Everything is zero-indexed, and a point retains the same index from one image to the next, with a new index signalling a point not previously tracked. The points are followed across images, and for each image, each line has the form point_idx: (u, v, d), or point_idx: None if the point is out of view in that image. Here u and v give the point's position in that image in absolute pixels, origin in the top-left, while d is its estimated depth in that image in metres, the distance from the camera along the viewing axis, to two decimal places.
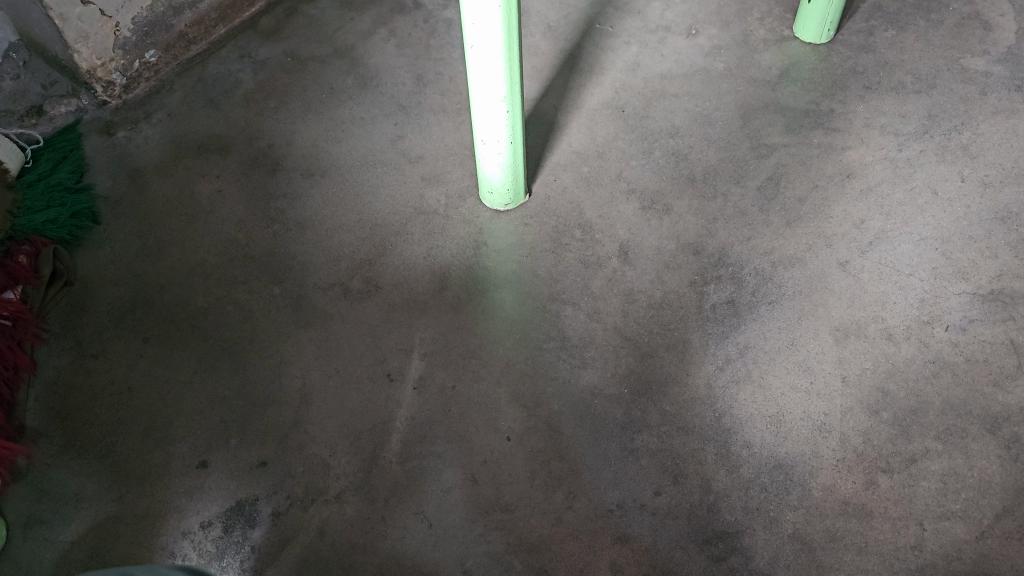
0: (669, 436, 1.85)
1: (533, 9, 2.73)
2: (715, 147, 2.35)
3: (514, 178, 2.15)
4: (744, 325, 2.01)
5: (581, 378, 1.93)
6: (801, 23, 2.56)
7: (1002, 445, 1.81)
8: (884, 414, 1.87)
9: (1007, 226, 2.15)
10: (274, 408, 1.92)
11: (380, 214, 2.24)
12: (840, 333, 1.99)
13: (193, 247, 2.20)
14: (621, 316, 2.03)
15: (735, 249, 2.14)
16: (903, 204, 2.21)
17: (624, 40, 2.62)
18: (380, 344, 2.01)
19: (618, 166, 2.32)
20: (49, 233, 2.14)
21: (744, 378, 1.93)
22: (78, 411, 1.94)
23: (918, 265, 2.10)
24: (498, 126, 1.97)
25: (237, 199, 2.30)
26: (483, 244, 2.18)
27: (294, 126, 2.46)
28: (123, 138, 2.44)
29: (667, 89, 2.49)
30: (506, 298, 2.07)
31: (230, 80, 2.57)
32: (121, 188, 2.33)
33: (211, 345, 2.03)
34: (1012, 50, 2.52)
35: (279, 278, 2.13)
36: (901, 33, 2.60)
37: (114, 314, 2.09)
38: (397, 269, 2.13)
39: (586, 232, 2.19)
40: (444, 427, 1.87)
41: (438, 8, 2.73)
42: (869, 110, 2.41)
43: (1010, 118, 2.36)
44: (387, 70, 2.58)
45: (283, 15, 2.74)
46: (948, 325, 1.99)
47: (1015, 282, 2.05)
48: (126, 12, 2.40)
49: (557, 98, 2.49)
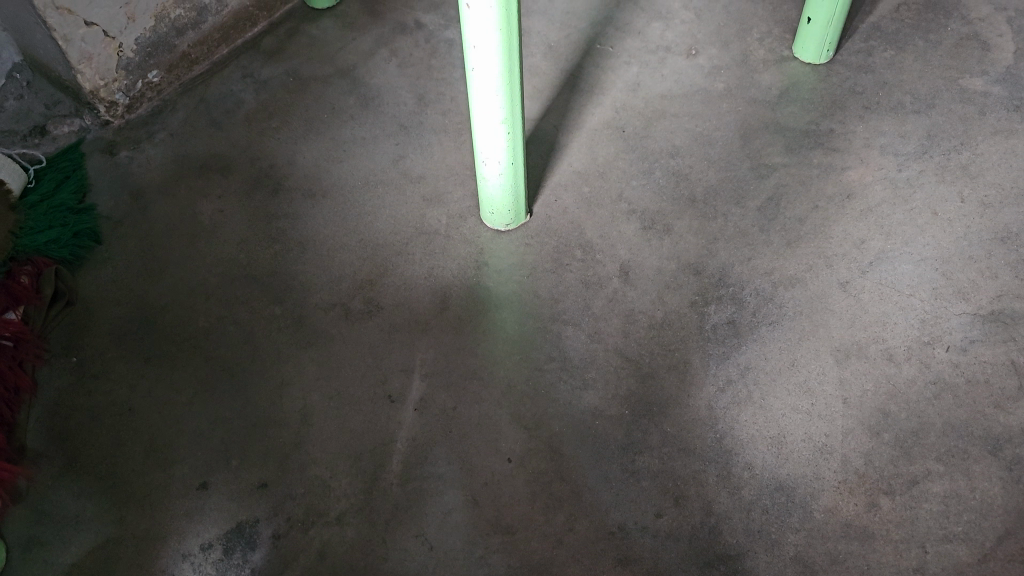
0: (669, 458, 1.85)
1: (534, 29, 2.74)
2: (715, 167, 2.36)
3: (515, 198, 2.16)
4: (745, 346, 2.01)
5: (582, 399, 1.93)
6: (800, 43, 2.57)
7: (1003, 467, 1.81)
8: (885, 436, 1.87)
9: (1006, 246, 2.15)
10: (275, 429, 1.92)
11: (381, 235, 2.25)
12: (840, 354, 1.99)
13: (194, 267, 2.21)
14: (622, 337, 2.03)
15: (735, 270, 2.14)
16: (902, 224, 2.22)
17: (625, 60, 2.63)
18: (380, 364, 2.01)
19: (618, 186, 2.33)
20: (51, 253, 2.15)
21: (745, 400, 1.93)
22: (79, 432, 1.93)
23: (918, 286, 2.10)
24: (498, 147, 1.98)
25: (239, 219, 2.30)
26: (483, 264, 2.18)
27: (295, 146, 2.47)
28: (125, 158, 2.45)
29: (667, 109, 2.50)
30: (507, 319, 2.07)
31: (232, 100, 2.59)
32: (123, 207, 2.34)
33: (211, 366, 2.03)
34: (1011, 70, 2.53)
35: (280, 298, 2.13)
36: (900, 53, 2.61)
37: (115, 335, 2.09)
38: (397, 289, 2.14)
39: (587, 253, 2.19)
40: (444, 449, 1.87)
41: (439, 29, 2.75)
42: (868, 130, 2.42)
43: (1009, 138, 2.37)
44: (389, 90, 2.59)
45: (285, 35, 2.76)
46: (948, 346, 1.99)
47: (1016, 303, 2.05)
48: (130, 33, 2.41)
49: (557, 118, 2.50)
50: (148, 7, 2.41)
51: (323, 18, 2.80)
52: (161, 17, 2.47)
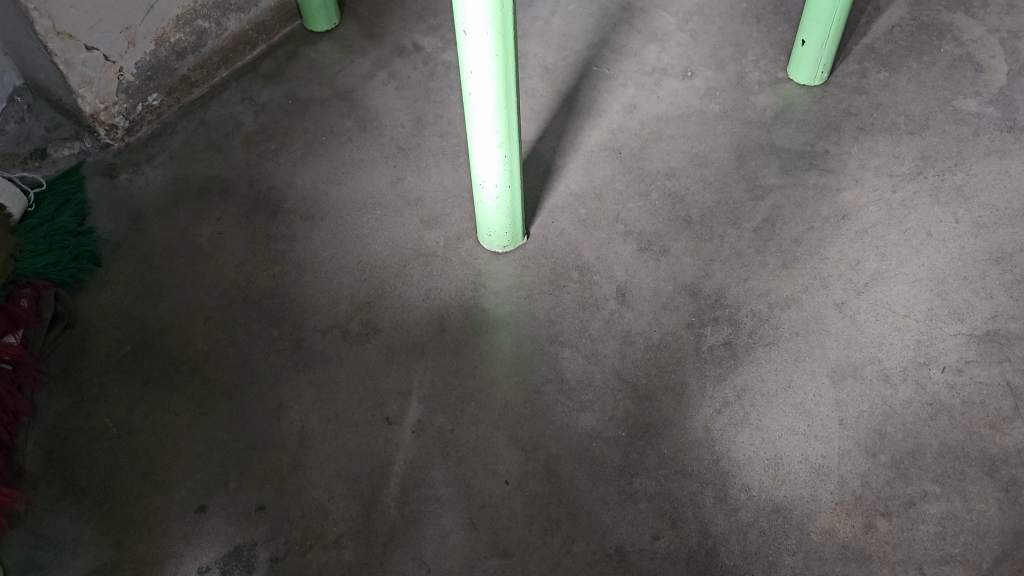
0: (667, 479, 1.85)
1: (530, 51, 2.77)
2: (711, 189, 2.37)
3: (513, 220, 2.17)
4: (741, 368, 2.02)
5: (580, 421, 1.94)
6: (795, 65, 2.60)
7: (1000, 488, 1.81)
8: (882, 457, 1.87)
9: (1001, 267, 2.17)
10: (273, 451, 1.92)
11: (379, 257, 2.26)
12: (837, 375, 2.00)
13: (193, 289, 2.22)
14: (619, 358, 2.04)
15: (731, 291, 2.16)
16: (897, 245, 2.23)
17: (621, 82, 2.65)
18: (378, 386, 2.01)
19: (615, 208, 2.34)
20: (51, 276, 2.16)
21: (742, 421, 1.93)
22: (78, 455, 1.94)
23: (914, 306, 2.11)
24: (494, 170, 2.00)
25: (238, 241, 2.32)
26: (481, 286, 2.19)
27: (294, 168, 2.48)
28: (125, 181, 2.47)
29: (663, 130, 2.52)
30: (505, 340, 2.08)
31: (231, 123, 2.61)
32: (122, 230, 2.35)
33: (210, 388, 2.03)
34: (1004, 91, 2.56)
35: (279, 320, 2.14)
36: (894, 74, 2.63)
37: (114, 357, 2.10)
38: (396, 311, 2.15)
39: (584, 274, 2.20)
40: (442, 471, 1.87)
41: (437, 51, 2.77)
42: (863, 151, 2.44)
43: (1002, 159, 2.39)
44: (387, 113, 2.61)
45: (284, 58, 2.78)
46: (944, 366, 2.00)
47: (1011, 323, 2.06)
48: (130, 58, 2.44)
49: (554, 140, 2.52)
50: (148, 32, 2.44)
51: (322, 41, 2.83)
52: (161, 41, 2.49)
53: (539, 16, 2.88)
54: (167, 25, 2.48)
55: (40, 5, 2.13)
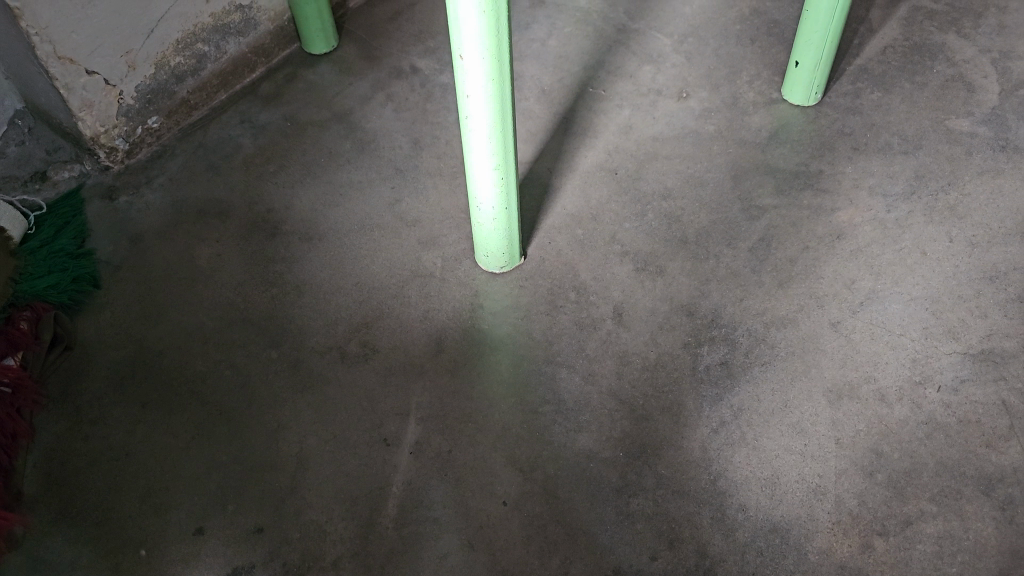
0: (664, 499, 1.86)
1: (527, 73, 2.80)
2: (706, 209, 2.39)
3: (510, 241, 2.19)
4: (737, 388, 2.02)
5: (577, 442, 1.95)
6: (789, 86, 2.62)
7: (996, 506, 1.82)
8: (878, 476, 1.88)
9: (995, 285, 2.18)
10: (271, 473, 1.93)
11: (377, 278, 2.27)
12: (833, 395, 2.01)
13: (192, 310, 2.23)
14: (616, 378, 2.05)
15: (728, 310, 2.17)
16: (892, 264, 2.25)
17: (617, 104, 2.68)
18: (376, 408, 2.02)
19: (611, 228, 2.36)
20: (50, 299, 2.17)
21: (738, 441, 1.94)
22: (76, 477, 1.94)
23: (909, 325, 2.12)
24: (491, 192, 2.02)
25: (237, 263, 2.33)
26: (479, 306, 2.21)
27: (293, 190, 2.50)
28: (124, 203, 2.49)
29: (659, 151, 2.54)
30: (502, 361, 2.09)
31: (230, 145, 2.63)
32: (121, 252, 2.37)
33: (209, 410, 2.04)
34: (996, 111, 2.58)
35: (277, 342, 2.15)
36: (887, 94, 2.66)
37: (112, 379, 2.10)
38: (394, 332, 2.16)
39: (581, 295, 2.21)
40: (440, 492, 1.88)
41: (434, 73, 2.80)
42: (857, 171, 2.46)
43: (995, 178, 2.41)
44: (385, 134, 2.63)
45: (283, 81, 2.81)
46: (939, 385, 2.01)
47: (1006, 342, 2.07)
48: (130, 81, 2.46)
49: (551, 161, 2.54)
50: (148, 55, 2.46)
51: (320, 63, 2.86)
52: (161, 65, 2.51)
53: (535, 38, 2.91)
54: (167, 49, 2.50)
55: (41, 31, 2.15)
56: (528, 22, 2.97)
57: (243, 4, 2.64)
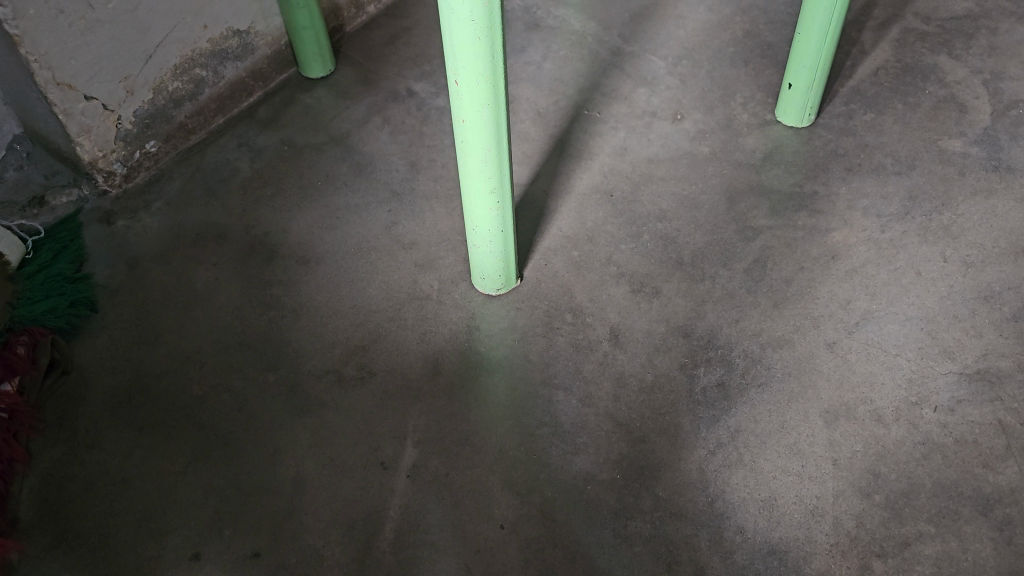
0: (661, 522, 1.85)
1: (523, 96, 2.82)
2: (702, 230, 2.40)
3: (506, 263, 2.20)
4: (735, 409, 2.03)
5: (574, 465, 1.94)
6: (783, 108, 2.64)
7: (995, 527, 1.82)
8: (876, 497, 1.87)
9: (990, 305, 2.19)
10: (268, 497, 1.92)
11: (373, 302, 2.28)
12: (830, 416, 2.01)
13: (189, 334, 2.23)
14: (613, 401, 2.05)
15: (723, 332, 2.17)
16: (887, 284, 2.26)
17: (612, 126, 2.70)
18: (373, 431, 2.02)
19: (607, 250, 2.37)
20: (47, 323, 2.18)
21: (736, 462, 1.94)
22: (72, 502, 1.94)
23: (905, 345, 2.13)
24: (487, 216, 2.03)
25: (234, 286, 2.34)
26: (475, 328, 2.21)
27: (290, 214, 2.51)
28: (123, 227, 2.50)
29: (654, 173, 2.55)
30: (499, 384, 2.09)
31: (227, 169, 2.64)
32: (119, 276, 2.37)
33: (206, 434, 2.04)
34: (988, 132, 2.60)
35: (274, 365, 2.16)
36: (879, 116, 2.68)
37: (109, 403, 2.10)
38: (391, 355, 2.16)
39: (577, 317, 2.22)
40: (437, 515, 1.88)
41: (430, 97, 2.82)
42: (851, 192, 2.47)
43: (988, 199, 2.43)
44: (382, 158, 2.65)
45: (280, 105, 2.83)
46: (936, 406, 2.01)
47: (1001, 362, 2.08)
48: (128, 106, 2.47)
49: (547, 183, 2.55)
50: (147, 81, 2.48)
51: (317, 87, 2.88)
52: (160, 90, 2.53)
53: (530, 61, 2.94)
54: (165, 74, 2.52)
55: (40, 57, 2.16)
56: (523, 46, 3.00)
57: (240, 29, 2.67)
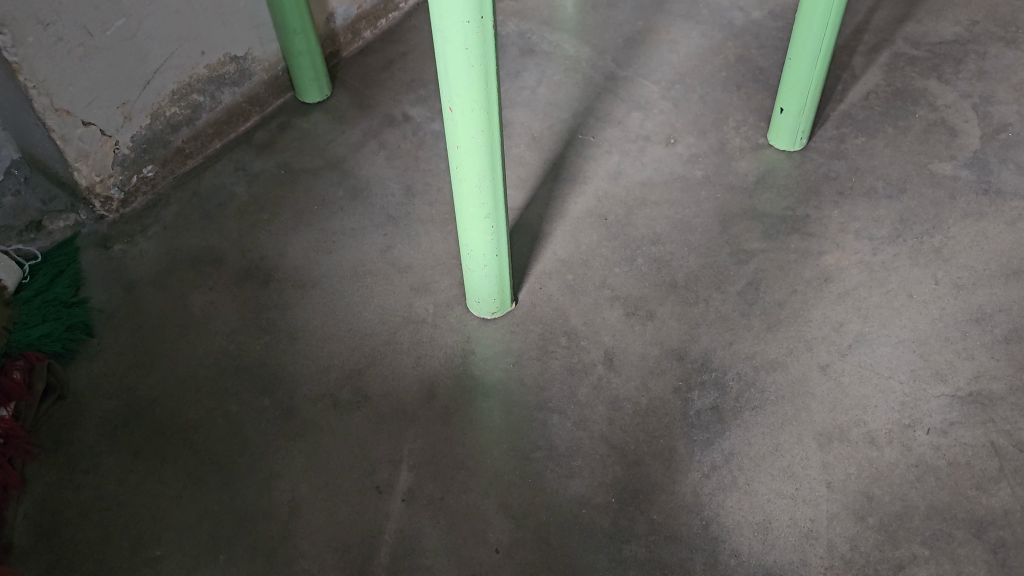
0: (656, 545, 1.85)
1: (517, 121, 2.85)
2: (695, 254, 2.42)
3: (500, 287, 2.21)
4: (729, 432, 2.04)
5: (570, 488, 1.95)
6: (775, 131, 2.67)
7: (988, 550, 1.82)
8: (870, 520, 1.88)
9: (982, 327, 2.21)
10: (263, 522, 1.92)
11: (368, 325, 2.29)
12: (823, 438, 2.02)
13: (185, 359, 2.24)
14: (607, 424, 2.06)
15: (718, 354, 2.19)
16: (880, 307, 2.27)
17: (606, 150, 2.72)
18: (369, 455, 2.02)
19: (602, 273, 2.38)
20: (44, 348, 2.19)
21: (730, 485, 1.95)
22: (67, 528, 1.93)
23: (897, 368, 2.14)
24: (482, 240, 2.04)
25: (229, 310, 2.35)
26: (471, 352, 2.22)
27: (286, 238, 2.53)
28: (119, 252, 2.51)
29: (648, 197, 2.57)
30: (494, 408, 2.10)
31: (224, 193, 2.66)
32: (116, 300, 2.38)
33: (201, 458, 2.04)
34: (978, 155, 2.63)
35: (269, 390, 2.16)
36: (871, 139, 2.71)
37: (104, 428, 2.11)
38: (386, 379, 2.17)
39: (572, 340, 2.23)
40: (432, 539, 1.88)
41: (426, 121, 2.85)
42: (843, 215, 2.49)
43: (978, 221, 2.45)
44: (378, 182, 2.67)
45: (277, 129, 2.86)
46: (929, 428, 2.02)
47: (993, 384, 2.09)
48: (126, 132, 2.49)
49: (541, 208, 2.57)
50: (144, 106, 2.50)
51: (314, 112, 2.90)
52: (157, 115, 2.56)
53: (525, 86, 2.97)
54: (163, 100, 2.54)
55: (39, 83, 2.18)
56: (518, 71, 3.03)
57: (237, 55, 2.70)
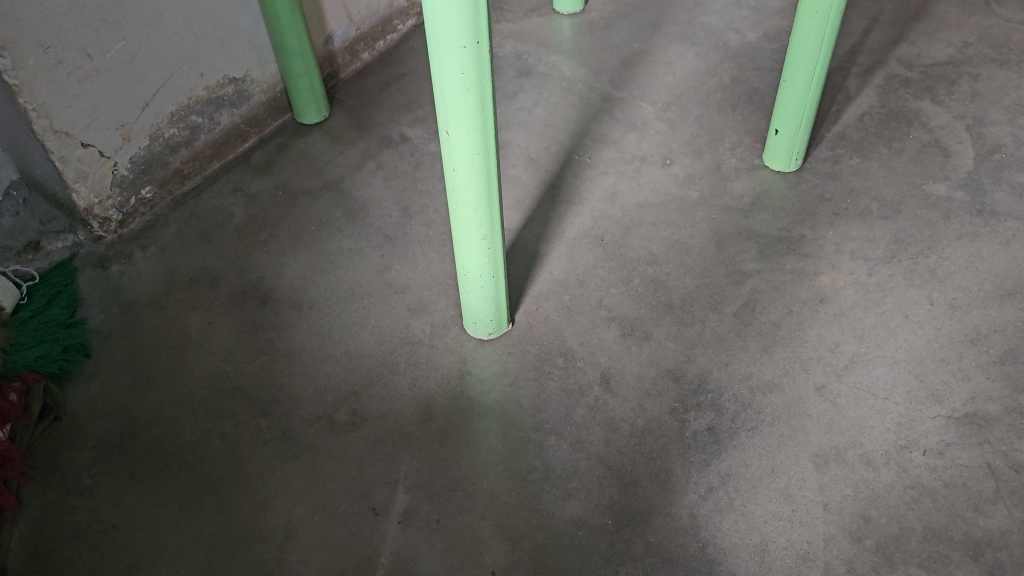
0: (653, 567, 1.85)
1: (514, 142, 2.86)
2: (691, 274, 2.43)
3: (497, 308, 2.22)
4: (725, 453, 2.04)
5: (566, 510, 1.95)
6: (770, 152, 2.69)
7: (985, 572, 1.82)
8: (866, 541, 1.88)
9: (977, 348, 2.21)
10: (259, 544, 1.91)
11: (365, 346, 2.29)
12: (819, 460, 2.02)
13: (182, 380, 2.24)
14: (603, 445, 2.06)
15: (714, 375, 2.19)
16: (875, 327, 2.28)
17: (602, 170, 2.74)
18: (365, 477, 2.02)
19: (598, 294, 2.39)
20: (40, 369, 2.19)
21: (726, 507, 1.94)
22: (62, 550, 1.92)
23: (893, 389, 2.15)
24: (478, 261, 2.05)
25: (227, 331, 2.35)
26: (467, 373, 2.22)
27: (283, 258, 2.53)
28: (117, 272, 2.51)
29: (644, 217, 2.59)
30: (490, 429, 2.10)
31: (222, 214, 2.67)
32: (114, 321, 2.39)
33: (197, 480, 2.04)
34: (972, 176, 2.65)
35: (266, 411, 2.16)
36: (865, 160, 2.73)
37: (101, 450, 2.10)
38: (383, 400, 2.17)
39: (569, 360, 2.24)
40: (428, 562, 1.87)
41: (423, 142, 2.87)
42: (838, 236, 2.51)
43: (973, 242, 2.46)
44: (375, 203, 2.68)
45: (275, 150, 2.87)
46: (925, 449, 2.03)
47: (989, 405, 2.10)
48: (125, 153, 2.50)
49: (538, 228, 2.58)
50: (143, 128, 2.51)
51: (312, 133, 2.92)
52: (156, 136, 2.57)
53: (522, 107, 2.99)
54: (162, 121, 2.56)
55: (38, 106, 2.20)
56: (514, 92, 3.05)
57: (236, 77, 2.72)
